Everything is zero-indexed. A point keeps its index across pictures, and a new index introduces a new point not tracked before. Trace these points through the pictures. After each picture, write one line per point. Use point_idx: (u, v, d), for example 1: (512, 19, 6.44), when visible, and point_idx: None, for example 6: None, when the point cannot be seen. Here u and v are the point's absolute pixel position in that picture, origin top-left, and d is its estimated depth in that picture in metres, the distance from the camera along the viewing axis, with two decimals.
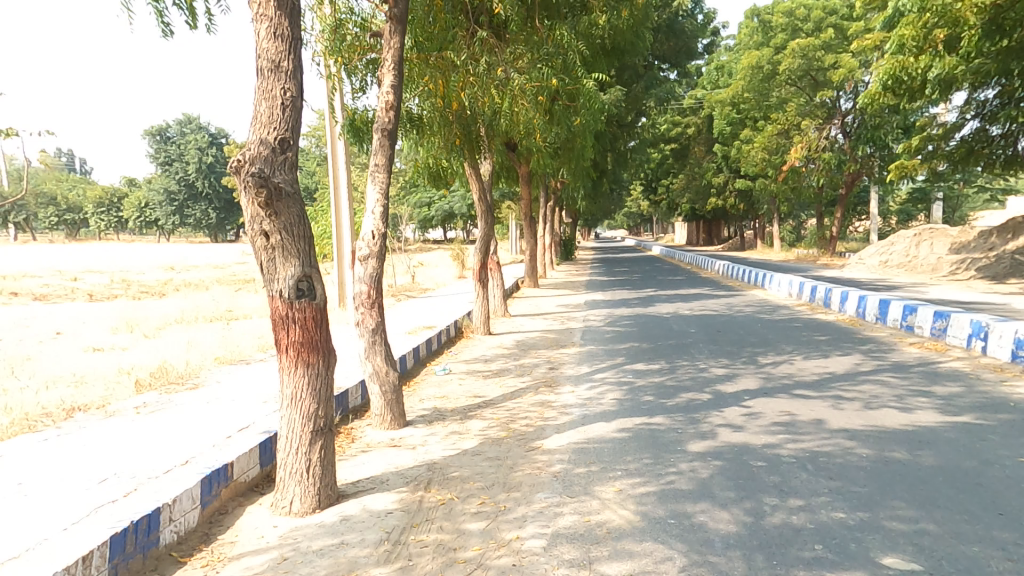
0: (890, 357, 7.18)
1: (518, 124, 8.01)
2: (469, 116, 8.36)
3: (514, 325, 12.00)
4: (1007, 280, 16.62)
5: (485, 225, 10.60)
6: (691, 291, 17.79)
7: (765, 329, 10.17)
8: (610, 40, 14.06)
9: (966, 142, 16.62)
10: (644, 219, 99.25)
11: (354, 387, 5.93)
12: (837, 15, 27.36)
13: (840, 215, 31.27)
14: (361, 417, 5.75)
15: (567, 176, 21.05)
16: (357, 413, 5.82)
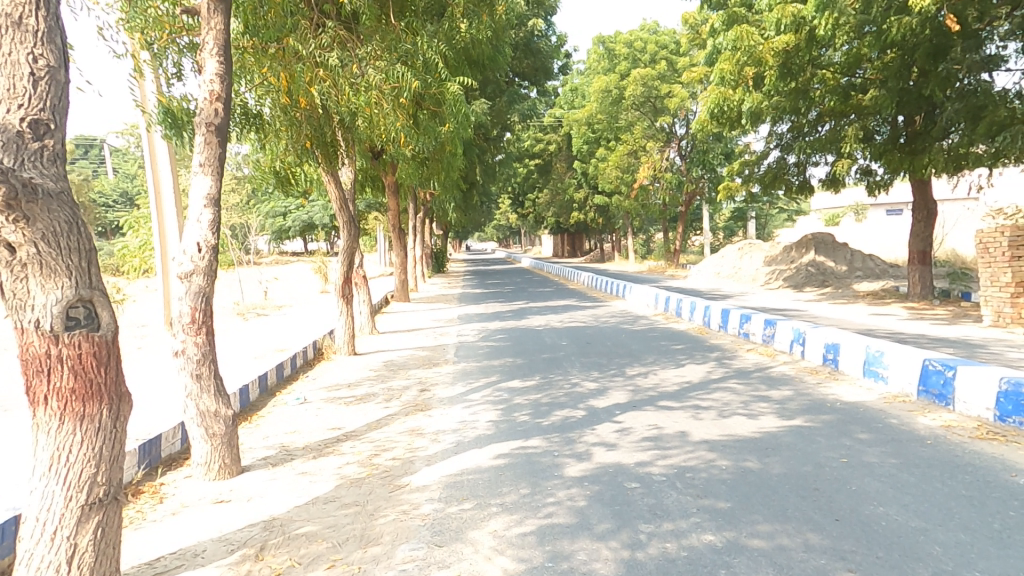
0: (734, 364, 7.90)
1: (380, 130, 7.29)
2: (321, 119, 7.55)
3: (383, 343, 11.17)
4: (807, 287, 19.78)
5: (349, 237, 9.68)
6: (559, 302, 18.40)
7: (627, 339, 10.72)
8: (471, 49, 14.24)
9: (772, 168, 19.35)
10: (513, 231, 102.43)
11: (169, 431, 4.66)
12: (667, 49, 30.69)
13: (681, 230, 35.05)
14: (176, 468, 4.51)
15: (434, 186, 20.70)
16: (171, 463, 4.55)
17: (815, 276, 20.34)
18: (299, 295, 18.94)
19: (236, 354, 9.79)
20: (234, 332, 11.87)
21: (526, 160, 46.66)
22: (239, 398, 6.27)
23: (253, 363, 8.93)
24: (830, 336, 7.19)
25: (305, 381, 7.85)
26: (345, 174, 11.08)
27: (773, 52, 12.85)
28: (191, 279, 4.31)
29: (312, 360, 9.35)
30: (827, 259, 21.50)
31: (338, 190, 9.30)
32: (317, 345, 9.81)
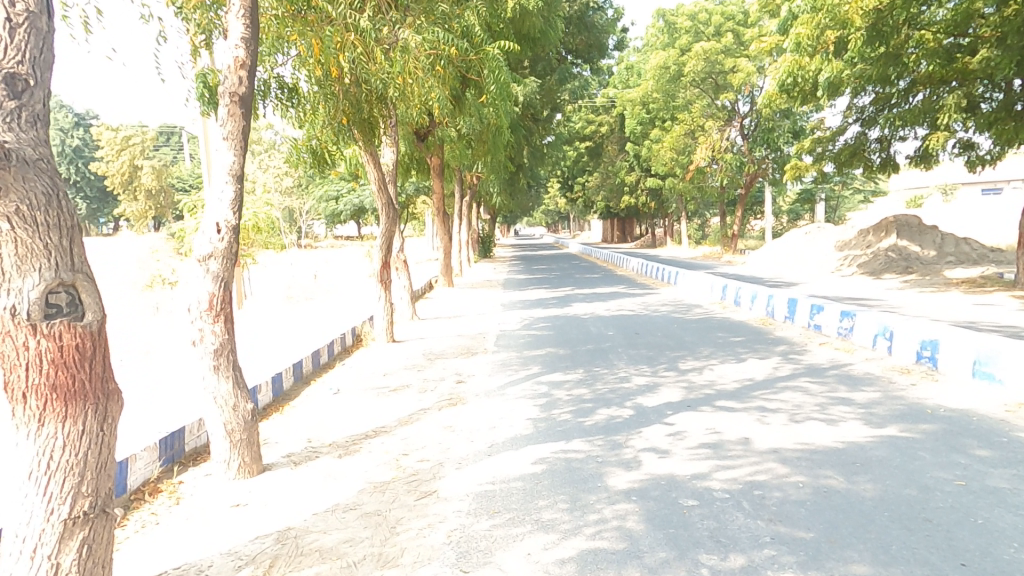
0: (804, 360, 7.05)
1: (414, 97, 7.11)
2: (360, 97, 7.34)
3: (423, 331, 10.96)
4: (885, 275, 18.04)
5: (387, 219, 9.42)
6: (607, 289, 17.65)
7: (681, 330, 9.93)
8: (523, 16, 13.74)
9: (850, 145, 17.65)
10: (562, 216, 100.96)
11: (194, 424, 4.46)
12: (733, 21, 28.63)
13: (740, 214, 33.10)
14: (200, 463, 4.31)
15: (481, 168, 20.28)
16: (195, 457, 4.37)
17: (896, 263, 18.52)
18: (347, 278, 19.14)
19: (278, 338, 9.81)
20: (279, 315, 11.97)
21: (576, 142, 45.47)
22: (272, 388, 6.13)
23: (293, 348, 8.88)
24: (926, 331, 6.22)
25: (342, 369, 7.68)
26: (388, 156, 10.80)
27: (862, 12, 11.53)
28: (209, 262, 4.04)
29: (350, 348, 9.20)
30: (912, 242, 19.57)
31: (377, 169, 9.04)
32: (356, 332, 9.68)
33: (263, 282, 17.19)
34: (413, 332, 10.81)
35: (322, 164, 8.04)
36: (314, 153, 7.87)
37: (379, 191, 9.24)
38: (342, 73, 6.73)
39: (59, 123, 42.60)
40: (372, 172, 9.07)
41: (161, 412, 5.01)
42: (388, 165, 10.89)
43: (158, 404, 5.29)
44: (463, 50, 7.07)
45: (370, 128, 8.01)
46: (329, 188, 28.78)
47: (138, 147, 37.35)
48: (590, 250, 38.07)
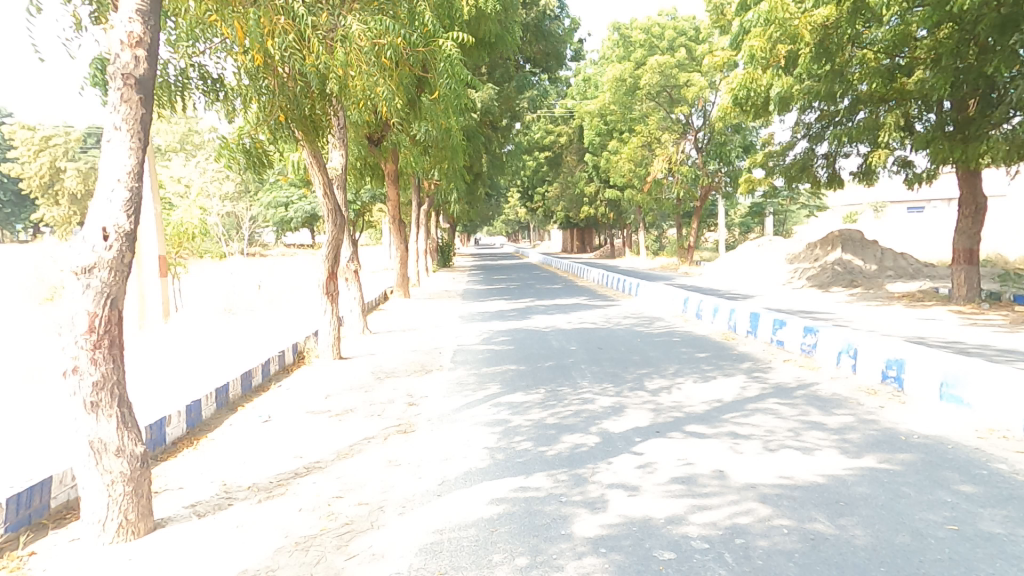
0: (771, 378, 6.81)
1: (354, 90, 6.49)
2: (299, 95, 6.68)
3: (374, 346, 10.20)
4: (831, 287, 18.54)
5: (333, 225, 8.68)
6: (568, 301, 17.33)
7: (644, 345, 9.62)
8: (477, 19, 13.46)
9: (800, 159, 18.04)
10: (522, 226, 100.92)
11: (61, 474, 3.71)
12: (686, 36, 29.32)
13: (696, 225, 33.75)
14: (68, 521, 3.58)
15: (438, 175, 19.69)
16: (62, 515, 3.62)
17: (842, 276, 19.08)
18: (294, 289, 18.05)
19: (208, 356, 8.87)
20: (213, 330, 10.94)
21: (535, 152, 45.51)
22: (184, 419, 5.30)
23: (223, 367, 7.99)
24: (891, 350, 6.05)
25: (277, 391, 6.90)
26: (338, 157, 10.09)
27: (811, 27, 11.72)
28: (92, 274, 3.27)
29: (290, 366, 8.36)
30: (855, 258, 20.26)
31: (321, 172, 8.28)
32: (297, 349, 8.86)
33: (199, 293, 15.93)
34: (362, 348, 10.04)
35: (260, 165, 7.25)
36: (254, 151, 7.11)
37: (325, 196, 8.49)
38: (277, 62, 6.02)
39: None
40: (316, 176, 8.33)
41: (31, 461, 4.12)
42: (337, 167, 10.18)
43: (32, 449, 4.39)
44: (411, 41, 6.53)
45: (316, 128, 7.33)
46: (277, 194, 27.47)
47: (60, 149, 34.54)
48: (550, 260, 37.96)
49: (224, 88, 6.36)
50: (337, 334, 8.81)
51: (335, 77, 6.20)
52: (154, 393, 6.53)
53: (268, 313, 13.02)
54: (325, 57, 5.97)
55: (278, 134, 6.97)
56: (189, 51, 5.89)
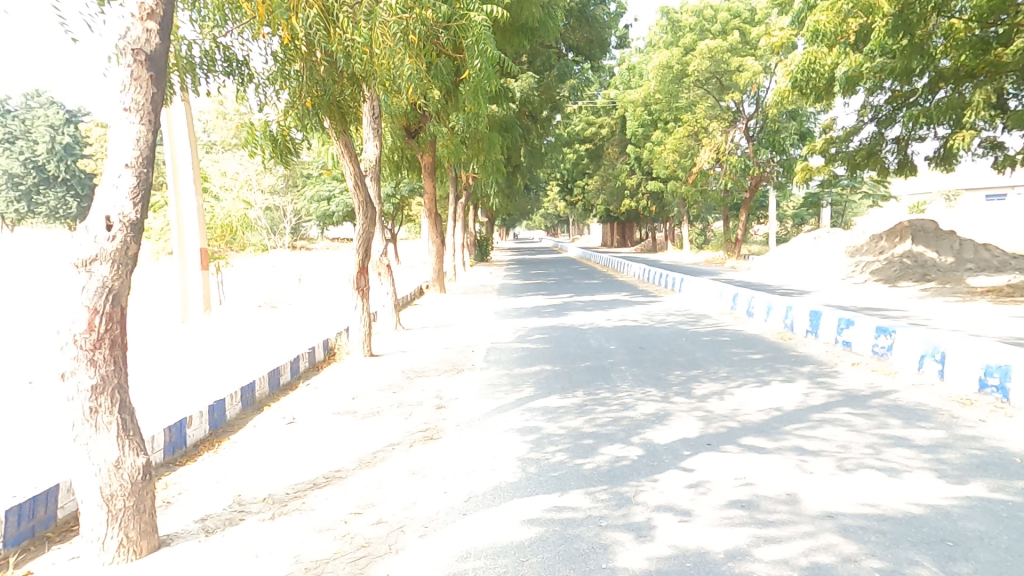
0: (838, 385, 6.09)
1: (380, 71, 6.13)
2: (327, 84, 6.52)
3: (406, 343, 9.97)
4: (899, 283, 17.11)
5: (363, 219, 8.44)
6: (608, 297, 16.70)
7: (690, 346, 8.96)
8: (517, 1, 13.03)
9: (866, 145, 16.71)
10: (562, 220, 99.83)
11: (66, 485, 3.55)
12: (739, 19, 27.86)
13: (745, 218, 32.22)
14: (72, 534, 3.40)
15: (477, 168, 19.38)
16: (69, 527, 3.46)
17: (911, 270, 17.59)
18: (333, 283, 18.15)
19: (242, 349, 8.84)
20: (251, 324, 10.99)
21: (576, 144, 44.63)
22: (208, 420, 5.13)
23: (255, 360, 7.91)
24: (992, 354, 5.25)
25: (305, 390, 6.71)
26: (371, 149, 9.97)
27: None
28: (92, 268, 3.01)
29: (321, 363, 8.20)
30: (927, 249, 18.72)
31: (353, 163, 8.04)
32: (329, 346, 8.71)
33: (242, 286, 16.17)
34: (394, 345, 9.82)
35: (286, 155, 7.17)
36: (283, 141, 7.10)
37: (355, 188, 8.24)
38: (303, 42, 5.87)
39: (48, 121, 42.05)
40: (348, 166, 8.10)
41: (36, 472, 3.99)
42: (370, 160, 10.08)
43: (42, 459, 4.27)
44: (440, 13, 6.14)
45: (345, 116, 7.15)
46: (320, 189, 27.85)
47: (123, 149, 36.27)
48: (589, 255, 37.16)
49: (248, 72, 6.30)
50: (368, 331, 8.62)
51: (359, 57, 5.90)
52: (184, 388, 6.45)
53: (305, 307, 13.03)
54: (348, 33, 5.74)
55: (305, 122, 6.84)
56: (214, 32, 5.79)
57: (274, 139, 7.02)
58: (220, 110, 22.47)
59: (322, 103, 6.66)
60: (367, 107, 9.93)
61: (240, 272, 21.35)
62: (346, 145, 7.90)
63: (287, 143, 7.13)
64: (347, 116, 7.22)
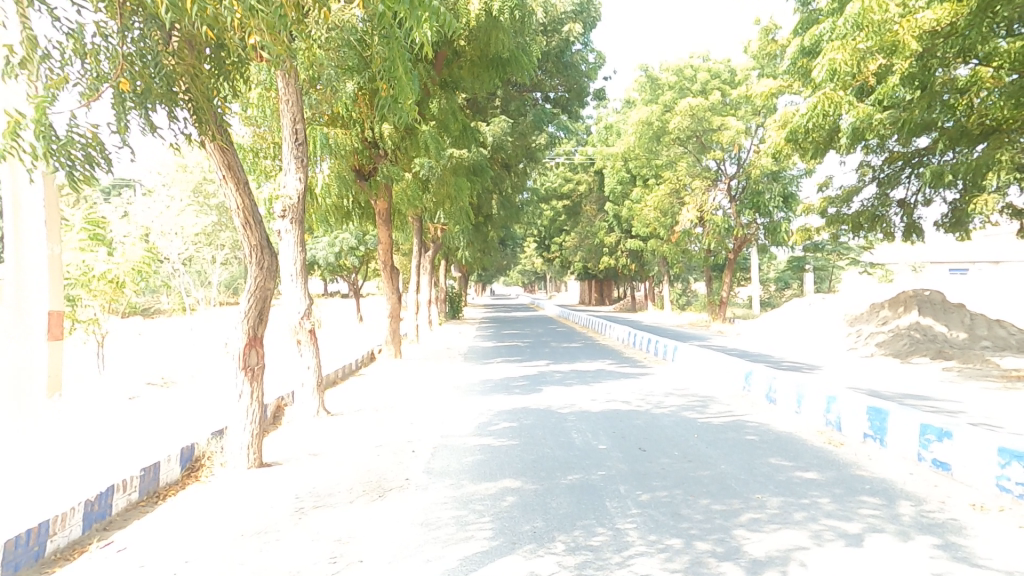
0: (978, 553, 3.75)
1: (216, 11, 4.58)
2: (158, 55, 5.12)
3: (320, 440, 7.38)
4: (910, 358, 15.18)
5: (257, 267, 6.04)
6: (590, 366, 14.35)
7: (707, 448, 6.55)
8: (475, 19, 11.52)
9: (870, 207, 15.25)
10: (539, 275, 98.56)
11: None
12: (719, 79, 27.52)
13: (729, 279, 30.84)
14: None
15: (444, 218, 17.40)
16: None
17: (922, 344, 15.77)
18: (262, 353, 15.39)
19: (56, 459, 5.96)
20: (107, 413, 8.10)
21: (554, 201, 43.67)
22: None
23: (54, 485, 5.08)
24: None
25: (91, 563, 3.97)
26: (294, 185, 8.26)
27: (916, 33, 9.08)
28: None
29: (165, 490, 5.40)
30: (935, 322, 17.07)
31: (243, 193, 5.79)
32: (194, 456, 6.01)
33: (128, 359, 13.20)
34: (300, 444, 7.18)
35: (94, 170, 4.98)
36: (85, 151, 4.90)
37: (247, 228, 5.91)
38: None
39: None
40: (232, 197, 5.78)
41: None
42: (292, 198, 8.32)
43: None
44: None
45: (202, 111, 5.49)
46: None
47: None
48: (567, 314, 35.12)
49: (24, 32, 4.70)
50: (256, 433, 6.10)
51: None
52: None
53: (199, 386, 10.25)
54: None
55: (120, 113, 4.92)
56: None
57: (72, 145, 4.80)
58: (183, 162, 20.21)
59: (156, 86, 5.14)
60: (286, 122, 8.17)
61: (154, 339, 18.09)
62: (229, 161, 5.72)
63: (94, 149, 4.93)
64: (204, 114, 5.48)
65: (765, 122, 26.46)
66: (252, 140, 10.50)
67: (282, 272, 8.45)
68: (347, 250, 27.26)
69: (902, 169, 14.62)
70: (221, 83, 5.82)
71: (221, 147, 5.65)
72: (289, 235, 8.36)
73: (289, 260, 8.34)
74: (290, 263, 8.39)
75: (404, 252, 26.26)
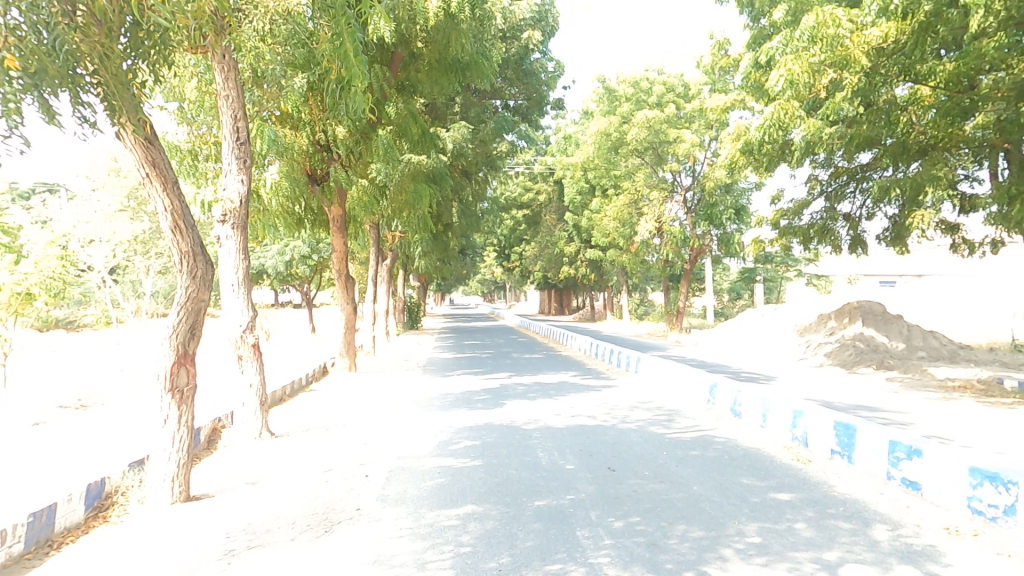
0: None
1: None
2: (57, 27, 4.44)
3: (259, 467, 6.71)
4: (854, 368, 15.67)
5: (189, 277, 5.39)
6: (552, 378, 14.03)
7: (678, 467, 6.28)
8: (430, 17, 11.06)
9: (820, 220, 15.71)
10: (499, 284, 98.30)
11: None
12: (675, 92, 28.06)
13: (686, 289, 31.43)
14: None
15: (401, 226, 16.81)
16: None
17: (866, 355, 16.33)
18: (199, 372, 14.29)
19: None
20: (5, 445, 7.11)
21: (514, 210, 43.58)
22: None
23: None
24: None
25: None
26: (236, 188, 7.61)
27: (865, 49, 9.44)
28: None
29: (61, 536, 4.65)
30: (877, 333, 17.80)
31: (172, 194, 5.15)
32: (102, 493, 5.25)
33: (37, 384, 11.86)
34: (236, 472, 6.48)
35: None
36: None
37: (178, 234, 5.26)
38: None
39: None
40: (160, 198, 5.13)
41: None
42: (233, 202, 7.66)
43: None
44: None
45: (110, 93, 4.89)
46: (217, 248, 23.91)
47: None
48: (528, 323, 34.87)
49: None
50: (184, 462, 5.43)
51: None
52: None
53: (118, 413, 9.25)
54: None
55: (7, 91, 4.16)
56: None
57: None
58: (116, 166, 18.84)
59: (52, 63, 4.41)
60: (227, 120, 7.55)
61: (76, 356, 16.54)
62: (155, 158, 5.07)
63: None
64: (117, 98, 4.87)
65: (718, 136, 27.18)
66: (190, 141, 9.92)
67: (221, 282, 7.73)
68: (298, 258, 26.12)
69: (847, 184, 15.11)
70: (134, 67, 5.32)
71: (145, 142, 4.99)
72: (231, 242, 7.67)
73: (230, 269, 7.65)
74: (231, 272, 7.69)
75: (359, 260, 25.36)
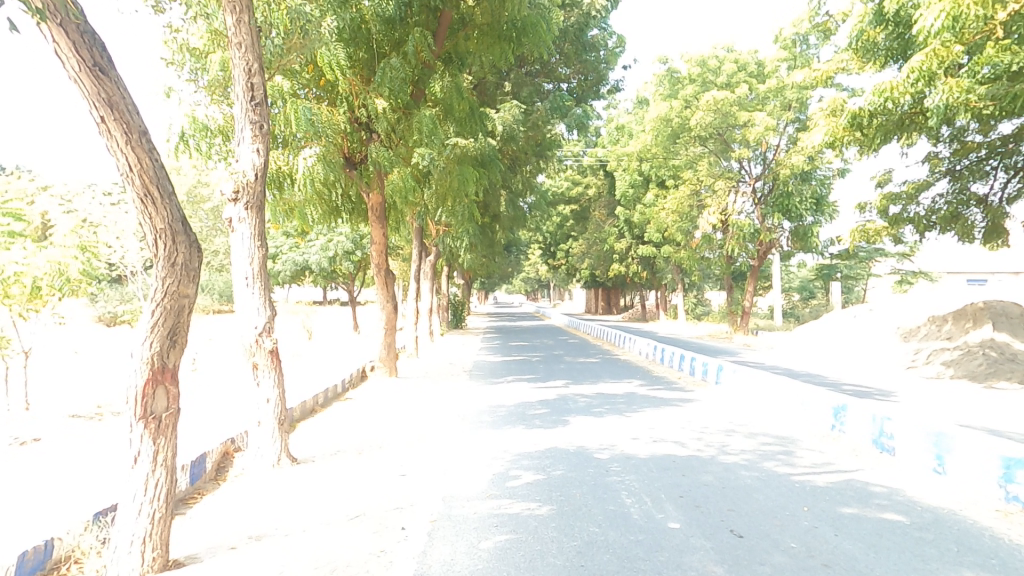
0: None
1: None
2: None
3: (274, 513, 5.26)
4: (994, 382, 12.84)
5: (166, 263, 3.95)
6: (618, 388, 12.16)
7: (844, 540, 4.35)
8: None
9: (946, 206, 13.22)
10: (542, 284, 96.85)
11: None
12: (745, 71, 25.44)
13: (753, 287, 28.75)
14: None
15: (445, 218, 15.33)
16: None
17: (1004, 364, 13.53)
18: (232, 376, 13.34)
19: None
20: None
21: (561, 206, 41.70)
22: None
23: None
24: None
25: None
26: (250, 160, 6.30)
27: None
28: None
29: None
30: (1015, 338, 15.16)
31: (136, 146, 3.75)
32: (46, 563, 3.95)
33: (52, 399, 10.89)
34: (244, 521, 5.05)
35: None
36: None
37: (150, 205, 3.85)
38: None
39: None
40: (122, 153, 3.72)
41: None
42: (247, 175, 6.32)
43: None
44: None
45: None
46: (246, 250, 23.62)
47: None
48: (576, 324, 32.90)
49: None
50: (161, 515, 4.02)
51: None
52: None
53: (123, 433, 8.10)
54: None
55: None
56: None
57: None
58: None
59: None
60: (238, 76, 6.23)
61: (105, 360, 15.73)
62: (110, 95, 3.65)
63: None
64: None
65: (795, 118, 24.45)
66: (219, 120, 9.17)
67: (233, 275, 6.41)
68: (342, 255, 25.21)
69: (985, 160, 12.44)
70: None
71: (94, 71, 3.57)
72: (245, 225, 6.31)
73: (243, 258, 6.30)
74: (245, 263, 6.33)
75: (404, 256, 24.21)
